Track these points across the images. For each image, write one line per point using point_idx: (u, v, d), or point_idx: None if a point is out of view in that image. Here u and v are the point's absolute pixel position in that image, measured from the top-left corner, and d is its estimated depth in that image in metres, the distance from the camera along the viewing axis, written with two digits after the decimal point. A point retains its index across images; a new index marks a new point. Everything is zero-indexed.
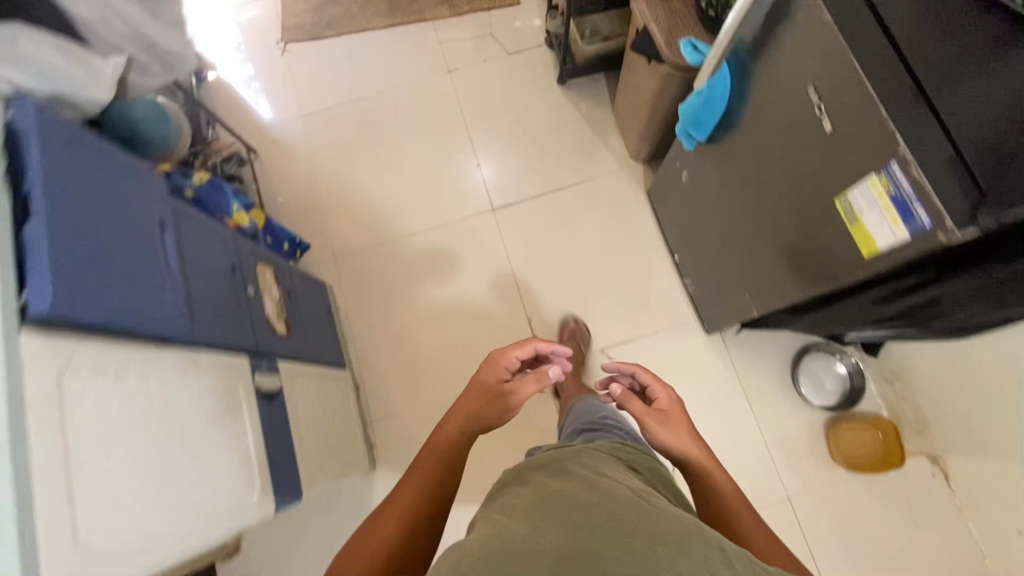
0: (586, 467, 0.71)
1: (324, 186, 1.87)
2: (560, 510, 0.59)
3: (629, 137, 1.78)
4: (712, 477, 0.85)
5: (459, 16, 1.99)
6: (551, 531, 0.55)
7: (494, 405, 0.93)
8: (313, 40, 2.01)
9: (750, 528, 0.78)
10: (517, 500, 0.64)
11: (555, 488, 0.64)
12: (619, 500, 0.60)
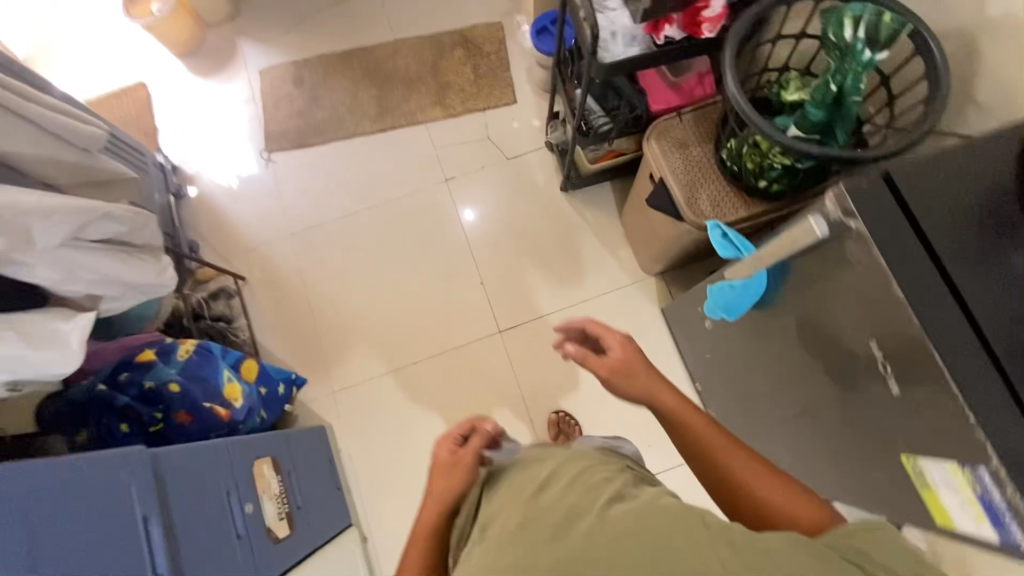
0: (568, 466, 0.70)
1: (318, 312, 1.76)
2: (543, 525, 0.59)
3: (640, 253, 1.68)
4: (700, 437, 0.77)
5: (453, 119, 1.89)
6: (537, 554, 0.56)
7: (455, 475, 0.83)
8: (298, 148, 1.89)
9: (754, 480, 0.72)
10: (503, 516, 0.64)
11: (537, 496, 0.64)
12: (601, 502, 0.60)
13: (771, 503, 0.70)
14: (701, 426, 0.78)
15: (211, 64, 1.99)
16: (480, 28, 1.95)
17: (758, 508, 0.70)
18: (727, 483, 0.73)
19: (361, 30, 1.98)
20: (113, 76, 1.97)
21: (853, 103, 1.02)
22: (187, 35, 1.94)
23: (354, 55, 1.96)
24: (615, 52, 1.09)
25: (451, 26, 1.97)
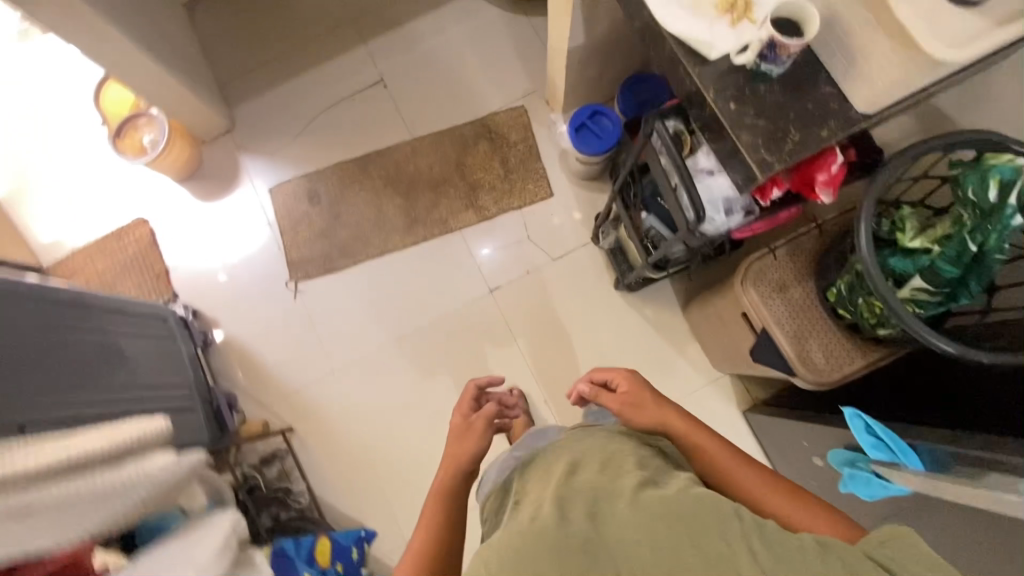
0: (607, 457, 0.85)
1: (377, 454, 1.65)
2: (578, 503, 0.74)
3: (714, 356, 1.58)
4: (721, 461, 0.94)
5: (488, 222, 1.76)
6: (572, 527, 0.70)
7: (470, 437, 1.07)
8: (326, 272, 1.74)
9: (765, 497, 0.89)
10: (545, 497, 0.78)
11: (575, 485, 0.78)
12: (633, 489, 0.75)
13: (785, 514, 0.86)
14: (721, 454, 0.94)
15: (214, 188, 1.81)
16: (501, 116, 1.81)
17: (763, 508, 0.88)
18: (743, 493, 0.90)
19: (372, 132, 1.83)
20: (110, 215, 1.80)
21: (994, 261, 0.91)
22: (185, 159, 1.74)
23: (370, 161, 1.81)
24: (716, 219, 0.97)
25: (469, 117, 1.82)
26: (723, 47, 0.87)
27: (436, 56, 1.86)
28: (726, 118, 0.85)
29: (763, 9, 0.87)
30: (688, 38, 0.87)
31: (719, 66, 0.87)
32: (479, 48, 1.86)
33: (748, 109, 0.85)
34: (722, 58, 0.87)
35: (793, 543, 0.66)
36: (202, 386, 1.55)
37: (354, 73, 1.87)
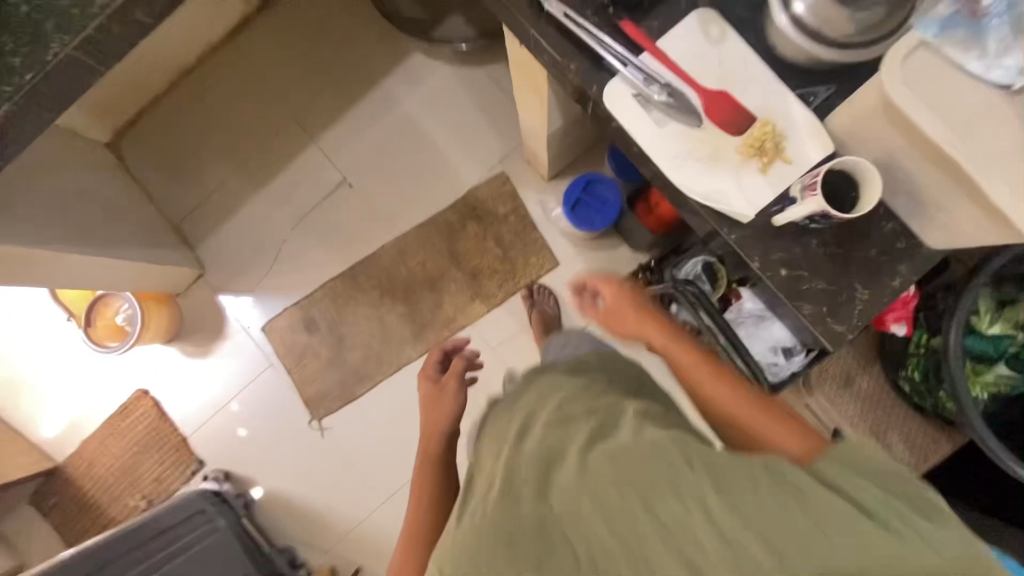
0: (560, 402, 0.74)
1: None
2: (526, 477, 0.65)
3: None
4: (692, 367, 0.83)
5: (499, 309, 1.63)
6: (524, 514, 0.61)
7: (447, 397, 1.10)
8: (346, 402, 1.65)
9: (746, 418, 0.76)
10: (494, 467, 0.69)
11: (525, 451, 0.68)
12: (587, 443, 0.65)
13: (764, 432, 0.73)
14: (699, 364, 0.83)
15: (205, 339, 1.69)
16: (484, 190, 1.65)
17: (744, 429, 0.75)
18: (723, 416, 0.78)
19: (351, 237, 1.68)
20: (108, 393, 1.70)
21: None
22: (167, 321, 1.62)
23: (358, 271, 1.67)
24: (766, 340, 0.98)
25: (450, 198, 1.66)
26: (758, 204, 0.73)
27: (398, 135, 1.67)
28: (779, 292, 0.73)
29: (796, 146, 0.73)
30: (713, 202, 0.73)
31: (757, 228, 0.73)
32: (443, 116, 1.66)
33: (802, 274, 0.73)
34: (758, 217, 0.74)
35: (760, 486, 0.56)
36: (260, 562, 1.49)
37: (316, 176, 1.69)
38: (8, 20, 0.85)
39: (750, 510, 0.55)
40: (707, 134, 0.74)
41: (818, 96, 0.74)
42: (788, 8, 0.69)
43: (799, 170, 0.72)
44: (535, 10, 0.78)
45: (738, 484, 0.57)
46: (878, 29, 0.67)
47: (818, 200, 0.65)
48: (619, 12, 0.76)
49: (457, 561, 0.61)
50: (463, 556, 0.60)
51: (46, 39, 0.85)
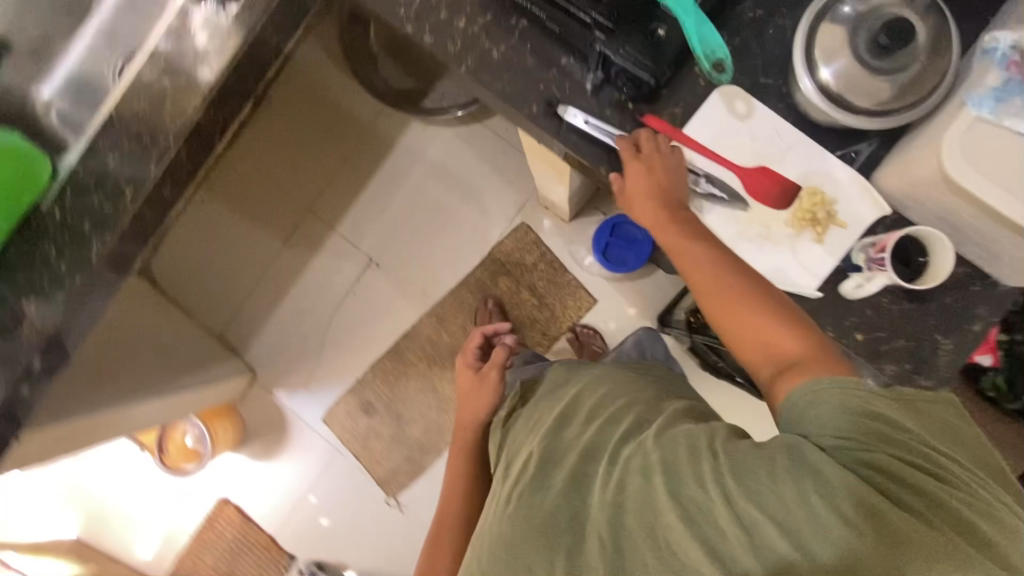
0: (602, 399, 0.86)
1: None
2: (566, 468, 0.78)
3: None
4: (674, 246, 0.72)
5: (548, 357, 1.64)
6: (559, 496, 0.75)
7: (486, 387, 1.08)
8: (418, 475, 1.68)
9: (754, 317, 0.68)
10: (529, 451, 0.83)
11: (567, 441, 0.82)
12: (620, 439, 0.76)
13: (771, 334, 0.67)
14: (668, 220, 0.72)
15: (271, 439, 1.73)
16: (509, 242, 1.64)
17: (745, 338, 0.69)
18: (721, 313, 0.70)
19: (389, 314, 1.70)
20: (192, 507, 1.75)
21: None
22: (234, 433, 1.66)
23: (402, 346, 1.69)
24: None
25: (478, 257, 1.66)
26: (820, 275, 0.71)
27: (414, 204, 1.68)
28: (859, 358, 0.71)
29: (849, 208, 0.71)
30: (773, 280, 0.72)
31: (827, 299, 0.72)
32: (454, 177, 1.66)
33: (881, 337, 0.71)
34: (826, 287, 0.72)
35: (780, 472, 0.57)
36: None
37: (343, 261, 1.71)
38: (46, 229, 0.86)
39: (770, 493, 0.56)
40: (752, 213, 0.73)
41: (862, 152, 0.71)
42: (815, 75, 0.67)
43: (857, 232, 0.71)
44: (552, 122, 0.77)
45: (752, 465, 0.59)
46: (918, 89, 0.64)
47: (887, 271, 0.64)
48: (639, 106, 0.75)
49: (498, 529, 0.77)
50: (504, 525, 0.76)
51: (86, 240, 0.86)
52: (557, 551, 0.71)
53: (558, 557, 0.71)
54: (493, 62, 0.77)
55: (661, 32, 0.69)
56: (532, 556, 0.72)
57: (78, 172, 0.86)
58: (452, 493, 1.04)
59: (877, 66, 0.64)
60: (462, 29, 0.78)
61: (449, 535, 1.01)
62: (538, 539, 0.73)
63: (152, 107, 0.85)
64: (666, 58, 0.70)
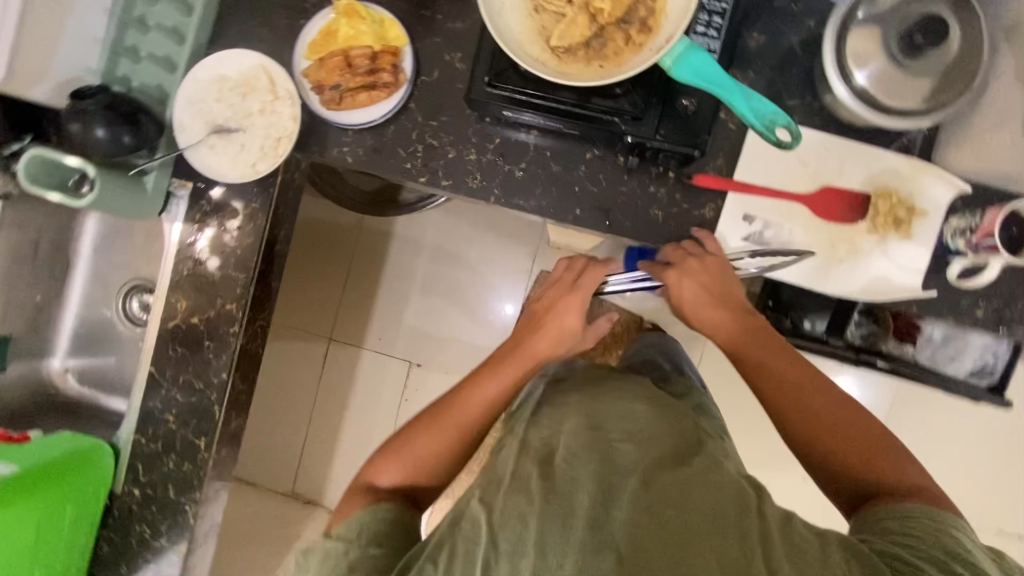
0: (632, 405, 0.68)
1: None
2: (591, 465, 0.59)
3: None
4: (734, 337, 0.71)
5: None
6: (576, 491, 0.57)
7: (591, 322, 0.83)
8: None
9: (835, 413, 0.65)
10: (546, 445, 0.64)
11: (597, 439, 0.62)
12: (665, 460, 0.59)
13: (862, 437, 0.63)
14: (735, 324, 0.72)
15: None
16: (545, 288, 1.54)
17: (834, 432, 0.64)
18: (794, 409, 0.65)
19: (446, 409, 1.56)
20: None
21: None
22: None
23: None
24: (962, 373, 0.83)
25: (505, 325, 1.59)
26: (921, 270, 0.70)
27: (431, 293, 1.61)
28: (986, 331, 0.70)
29: (924, 196, 0.69)
30: (876, 293, 0.71)
31: (938, 290, 0.70)
32: (459, 251, 1.60)
33: (1000, 304, 0.70)
34: (930, 278, 0.70)
35: (837, 557, 0.53)
36: None
37: (382, 375, 1.62)
38: (130, 511, 0.81)
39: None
40: (830, 235, 0.71)
41: (917, 138, 0.70)
42: (848, 79, 0.64)
43: (940, 217, 0.69)
44: (600, 218, 0.74)
45: (805, 546, 0.53)
46: (962, 70, 0.62)
47: (1004, 254, 0.63)
48: (681, 171, 0.72)
49: (486, 517, 0.58)
50: (498, 520, 0.57)
51: (175, 505, 0.81)
52: (562, 545, 0.53)
53: (559, 552, 0.53)
54: (519, 182, 0.75)
55: (688, 104, 0.65)
56: (527, 544, 0.55)
57: (139, 442, 0.81)
58: (472, 402, 0.73)
59: (910, 65, 0.62)
60: (476, 161, 0.75)
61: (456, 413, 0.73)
62: (537, 525, 0.55)
63: (189, 348, 0.80)
64: (702, 127, 0.66)
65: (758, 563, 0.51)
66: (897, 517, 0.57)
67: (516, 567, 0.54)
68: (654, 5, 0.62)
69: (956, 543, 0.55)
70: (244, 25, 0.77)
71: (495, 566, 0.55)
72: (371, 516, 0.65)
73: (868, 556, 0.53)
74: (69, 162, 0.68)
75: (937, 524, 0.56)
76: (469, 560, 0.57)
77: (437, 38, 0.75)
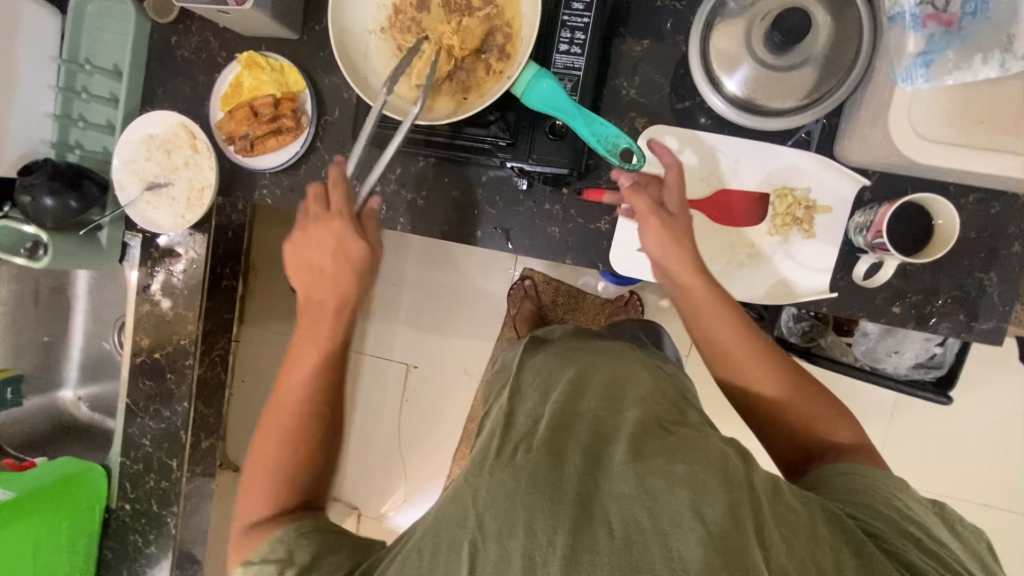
0: (606, 385, 0.64)
1: None
2: (577, 440, 0.53)
3: None
4: (697, 303, 0.61)
5: None
6: (564, 464, 0.50)
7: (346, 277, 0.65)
8: None
9: (790, 389, 0.62)
10: (532, 423, 0.58)
11: (581, 413, 0.58)
12: (649, 430, 0.54)
13: (813, 420, 0.62)
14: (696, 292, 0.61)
15: None
16: (537, 271, 1.41)
17: (777, 411, 0.62)
18: (755, 400, 0.63)
19: (440, 424, 1.49)
20: None
21: None
22: None
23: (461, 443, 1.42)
24: (905, 367, 0.80)
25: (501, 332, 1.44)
26: (827, 268, 0.67)
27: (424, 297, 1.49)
28: (905, 327, 0.67)
29: (826, 190, 0.66)
30: (782, 296, 0.68)
31: (847, 289, 0.67)
32: (449, 258, 1.46)
33: (918, 300, 0.66)
34: (837, 277, 0.67)
35: (825, 528, 0.48)
36: None
37: (384, 383, 1.51)
38: (125, 522, 0.93)
39: (807, 552, 0.46)
40: (731, 237, 0.69)
41: (815, 130, 0.66)
42: (722, 89, 0.62)
43: (845, 211, 0.66)
44: (500, 238, 0.76)
45: (792, 517, 0.48)
46: (840, 59, 0.58)
47: (893, 254, 0.59)
48: (573, 186, 0.72)
49: (474, 495, 0.50)
50: (486, 492, 0.50)
51: (160, 517, 0.91)
52: (553, 522, 0.46)
53: (550, 527, 0.46)
54: (422, 209, 0.77)
55: (558, 123, 0.65)
56: (514, 523, 0.47)
57: (125, 463, 0.92)
58: (298, 373, 0.63)
59: (778, 63, 0.59)
60: (380, 192, 0.78)
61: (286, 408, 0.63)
62: (525, 502, 0.48)
63: (156, 378, 0.89)
64: (577, 144, 0.66)
65: (749, 535, 0.45)
66: (852, 481, 0.56)
67: (504, 549, 0.46)
68: (510, 30, 0.63)
69: (899, 497, 0.55)
70: (168, 84, 0.83)
71: (481, 550, 0.48)
72: (296, 532, 0.56)
73: (849, 527, 0.50)
74: (28, 230, 0.78)
75: (874, 478, 0.56)
76: (453, 546, 0.49)
77: (336, 78, 0.78)
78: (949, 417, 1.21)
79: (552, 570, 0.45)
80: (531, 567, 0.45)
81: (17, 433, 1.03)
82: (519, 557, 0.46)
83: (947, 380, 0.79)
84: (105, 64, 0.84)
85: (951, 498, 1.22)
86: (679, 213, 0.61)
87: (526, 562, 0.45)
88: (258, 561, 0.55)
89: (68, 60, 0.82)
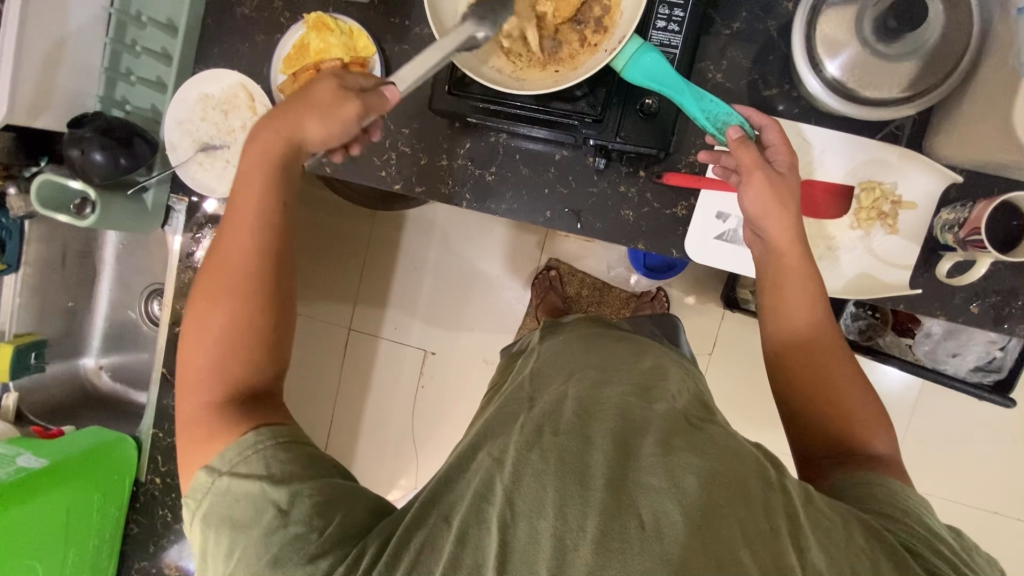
0: (628, 372, 0.59)
1: None
2: (604, 424, 0.49)
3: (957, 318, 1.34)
4: (788, 264, 0.60)
5: None
6: (591, 449, 0.46)
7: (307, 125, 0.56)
8: None
9: (845, 376, 0.58)
10: (555, 404, 0.53)
11: (606, 397, 0.53)
12: (678, 424, 0.50)
13: (862, 417, 0.57)
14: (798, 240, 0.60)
15: None
16: (562, 261, 1.36)
17: (822, 403, 0.58)
18: (809, 378, 0.58)
19: None
20: None
21: None
22: None
23: None
24: (964, 370, 0.83)
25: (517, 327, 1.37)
26: (909, 263, 0.66)
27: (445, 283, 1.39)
28: (982, 328, 0.66)
29: (912, 185, 0.65)
30: (862, 290, 0.67)
31: (928, 286, 0.67)
32: (472, 242, 1.37)
33: (998, 300, 0.65)
34: (917, 275, 0.67)
35: (862, 539, 0.43)
36: None
37: (398, 369, 1.41)
38: (155, 495, 0.89)
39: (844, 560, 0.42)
40: (812, 229, 0.68)
41: (905, 125, 0.66)
42: (821, 72, 0.61)
43: (932, 208, 0.65)
44: (570, 220, 0.74)
45: (830, 526, 0.43)
46: (948, 49, 0.57)
47: (989, 250, 0.58)
48: (652, 168, 0.71)
49: (503, 470, 0.47)
50: (514, 470, 0.46)
51: None
52: (583, 506, 0.42)
53: (581, 511, 0.42)
54: (490, 185, 0.75)
55: (649, 102, 0.64)
56: (544, 503, 0.43)
57: (157, 435, 0.88)
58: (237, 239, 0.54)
59: (886, 51, 0.57)
60: (447, 166, 0.75)
61: (225, 280, 0.53)
62: (555, 484, 0.44)
63: None
64: (666, 124, 0.65)
65: (785, 541, 0.41)
66: (881, 489, 0.51)
67: (534, 529, 0.42)
68: (608, 2, 0.61)
69: (927, 515, 0.50)
70: (224, 43, 0.79)
71: (511, 530, 0.43)
72: (274, 440, 0.50)
73: (888, 539, 0.45)
74: (73, 186, 0.74)
75: (907, 494, 0.51)
76: (479, 524, 0.45)
77: (406, 45, 0.76)
78: (977, 424, 1.19)
79: (582, 555, 0.40)
80: (562, 550, 0.41)
81: (40, 400, 0.98)
82: (549, 540, 0.41)
83: (1006, 384, 0.81)
84: (159, 17, 0.81)
85: (980, 504, 1.20)
86: (788, 174, 0.60)
87: (555, 544, 0.41)
88: (228, 473, 0.49)
89: (120, 10, 0.78)
